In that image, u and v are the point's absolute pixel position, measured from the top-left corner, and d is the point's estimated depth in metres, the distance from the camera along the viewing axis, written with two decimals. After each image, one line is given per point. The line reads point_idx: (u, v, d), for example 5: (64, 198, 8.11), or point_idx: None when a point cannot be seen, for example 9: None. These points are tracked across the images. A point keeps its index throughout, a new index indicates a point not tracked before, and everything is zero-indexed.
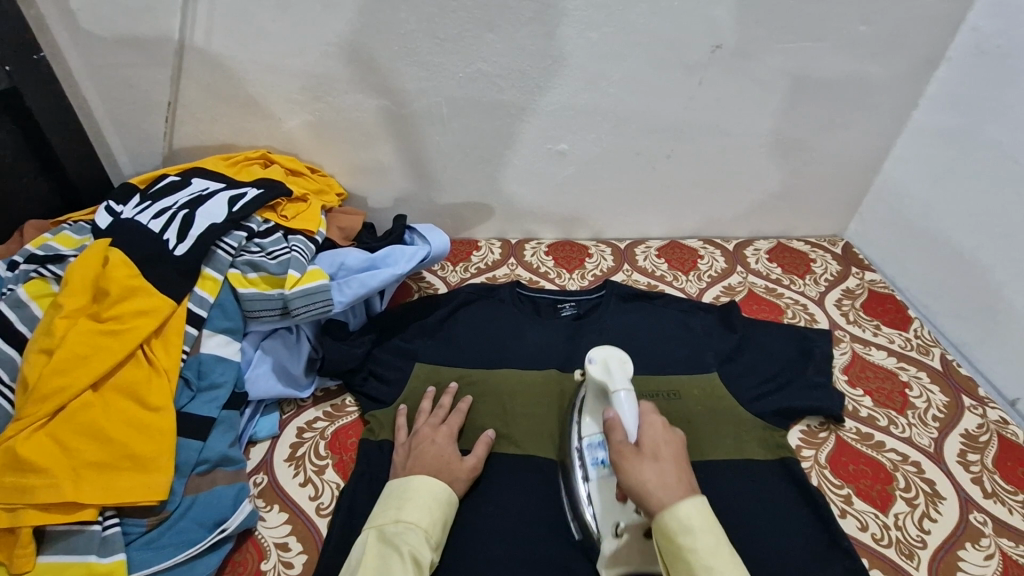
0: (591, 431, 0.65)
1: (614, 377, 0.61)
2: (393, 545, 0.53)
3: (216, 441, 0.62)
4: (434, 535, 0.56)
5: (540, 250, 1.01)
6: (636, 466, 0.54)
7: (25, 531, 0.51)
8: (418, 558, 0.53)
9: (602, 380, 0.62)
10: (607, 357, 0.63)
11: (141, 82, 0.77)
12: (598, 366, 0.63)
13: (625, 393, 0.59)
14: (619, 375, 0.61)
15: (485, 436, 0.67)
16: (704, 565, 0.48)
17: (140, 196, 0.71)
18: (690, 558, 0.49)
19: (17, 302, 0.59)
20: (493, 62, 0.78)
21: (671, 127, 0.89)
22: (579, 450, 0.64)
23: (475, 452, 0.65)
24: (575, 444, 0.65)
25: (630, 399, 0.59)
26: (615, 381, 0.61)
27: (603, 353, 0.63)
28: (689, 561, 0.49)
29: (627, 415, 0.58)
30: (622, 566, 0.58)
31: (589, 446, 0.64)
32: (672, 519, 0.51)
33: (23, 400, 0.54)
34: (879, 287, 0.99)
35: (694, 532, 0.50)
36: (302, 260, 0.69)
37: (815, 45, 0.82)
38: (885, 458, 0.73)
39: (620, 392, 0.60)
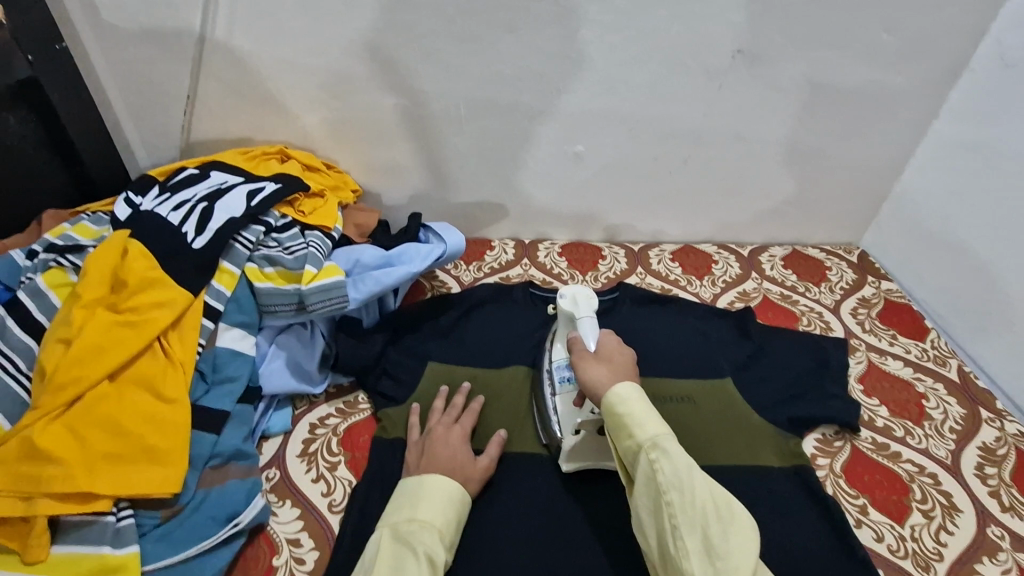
0: (560, 355, 0.70)
1: (580, 308, 0.67)
2: (407, 543, 0.53)
3: (230, 435, 0.62)
4: (447, 535, 0.55)
5: (554, 251, 1.01)
6: (591, 365, 0.61)
7: (39, 520, 0.50)
8: (433, 556, 0.52)
9: (570, 312, 0.68)
10: (576, 292, 0.69)
11: (160, 76, 0.77)
12: (567, 300, 0.69)
13: (588, 320, 0.66)
14: (585, 306, 0.68)
15: (498, 437, 0.66)
16: (638, 424, 0.55)
17: (159, 188, 0.71)
18: (626, 422, 0.55)
19: (36, 291, 0.60)
20: (512, 63, 0.78)
21: (690, 132, 0.88)
22: (549, 370, 0.70)
23: (488, 451, 0.65)
24: (545, 367, 0.71)
25: (592, 325, 0.66)
26: (581, 309, 0.67)
27: (573, 290, 0.69)
28: (626, 425, 0.55)
29: (590, 336, 0.65)
30: (580, 461, 0.65)
31: (557, 368, 0.70)
32: (613, 394, 0.57)
33: (38, 390, 0.54)
34: (895, 296, 0.98)
35: (629, 401, 0.56)
36: (318, 256, 0.69)
37: (836, 53, 0.81)
38: (901, 469, 0.72)
39: (584, 318, 0.67)
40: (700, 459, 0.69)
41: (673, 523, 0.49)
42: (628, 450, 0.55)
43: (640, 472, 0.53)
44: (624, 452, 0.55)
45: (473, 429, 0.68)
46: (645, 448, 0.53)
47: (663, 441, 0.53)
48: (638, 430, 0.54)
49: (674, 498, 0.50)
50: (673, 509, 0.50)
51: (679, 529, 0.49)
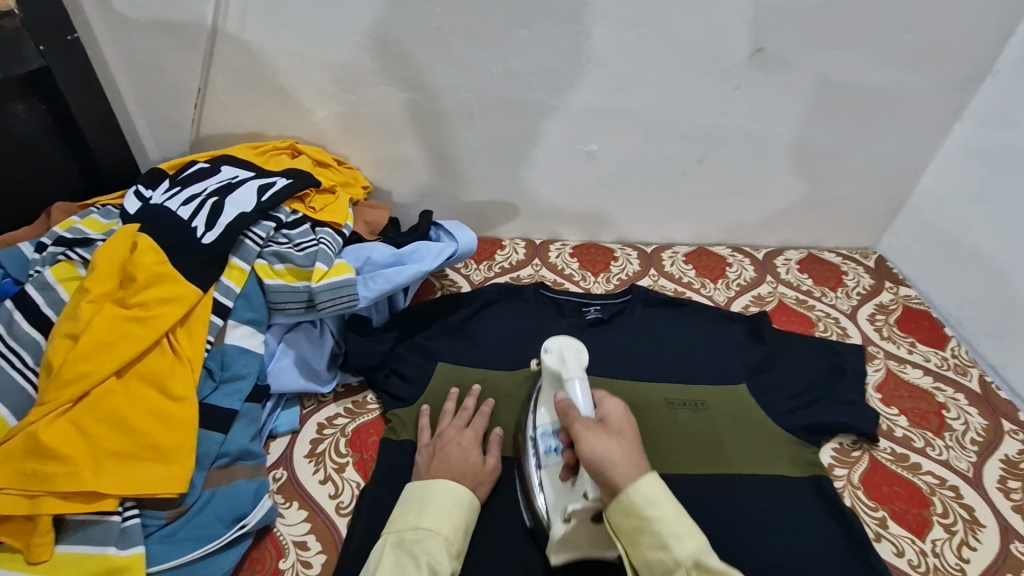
0: (545, 420, 0.63)
1: (568, 367, 0.61)
2: (411, 553, 0.52)
3: (238, 434, 0.61)
4: (455, 543, 0.54)
5: (565, 251, 0.99)
6: (600, 440, 0.53)
7: (44, 519, 0.50)
8: (436, 567, 0.50)
9: (557, 370, 0.62)
10: (563, 347, 0.64)
11: (171, 68, 0.76)
12: (553, 355, 0.63)
13: (579, 381, 0.60)
14: (574, 364, 0.62)
15: (492, 433, 0.65)
16: (673, 536, 0.49)
17: (169, 181, 0.70)
18: (657, 530, 0.49)
19: (44, 284, 0.59)
20: (525, 59, 0.77)
21: (706, 132, 0.86)
22: (532, 438, 0.63)
23: (493, 452, 0.64)
24: (529, 434, 0.63)
25: (585, 387, 0.60)
26: (569, 369, 0.61)
27: (560, 344, 0.64)
28: (658, 535, 0.49)
29: (582, 399, 0.59)
30: (569, 552, 0.56)
31: (542, 435, 0.62)
32: (637, 490, 0.50)
33: (45, 385, 0.53)
34: (914, 302, 0.96)
35: (659, 505, 0.50)
36: (329, 253, 0.68)
37: (857, 52, 0.79)
38: (921, 481, 0.70)
39: (573, 380, 0.60)
40: (715, 467, 0.68)
41: None
42: (659, 563, 0.49)
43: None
44: (652, 564, 0.49)
45: (484, 432, 0.67)
46: (684, 565, 0.48)
47: (703, 557, 0.48)
48: (674, 543, 0.48)
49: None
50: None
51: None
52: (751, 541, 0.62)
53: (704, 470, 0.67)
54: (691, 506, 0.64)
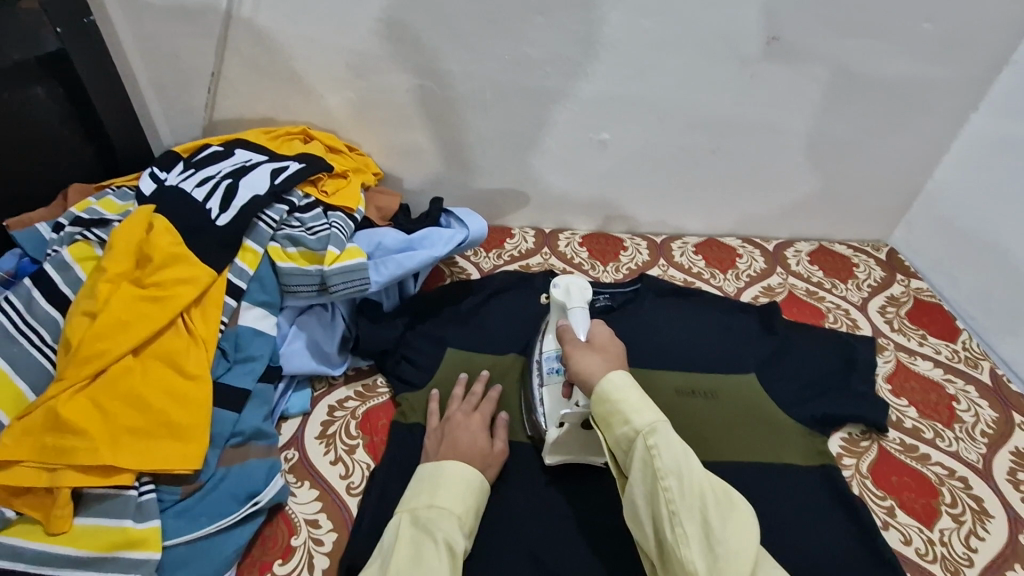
0: (551, 346, 0.68)
1: (573, 299, 0.65)
2: (426, 531, 0.52)
3: (251, 414, 0.61)
4: (467, 522, 0.55)
5: (575, 241, 0.99)
6: (583, 354, 0.58)
7: (63, 492, 0.51)
8: (452, 545, 0.51)
9: (562, 302, 0.66)
10: (569, 282, 0.67)
11: (186, 52, 0.77)
12: (560, 290, 0.67)
13: (580, 311, 0.64)
14: (578, 297, 0.66)
15: (498, 419, 0.66)
16: (635, 410, 0.52)
17: (183, 164, 0.71)
18: (620, 408, 0.52)
19: (62, 264, 0.60)
20: (538, 45, 0.76)
21: (719, 121, 0.86)
22: (538, 361, 0.68)
23: (500, 435, 0.64)
24: (535, 357, 0.69)
25: (584, 315, 0.64)
26: (573, 300, 0.65)
27: (566, 280, 0.68)
28: (620, 411, 0.52)
29: (578, 324, 0.63)
30: (563, 454, 0.63)
31: (547, 358, 0.67)
32: (607, 381, 0.54)
33: (64, 361, 0.54)
34: (926, 295, 0.95)
35: (622, 387, 0.53)
36: (341, 237, 0.68)
37: (875, 41, 0.79)
38: (930, 472, 0.70)
39: (576, 309, 0.64)
40: (723, 455, 0.68)
41: (671, 509, 0.47)
42: (624, 437, 0.52)
43: (636, 458, 0.50)
44: (619, 439, 0.52)
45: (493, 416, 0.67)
46: (643, 433, 0.50)
47: (661, 426, 0.51)
48: (634, 415, 0.51)
49: (672, 485, 0.48)
50: (669, 496, 0.47)
51: (678, 514, 0.47)
52: (759, 529, 0.62)
53: (712, 458, 0.68)
54: None
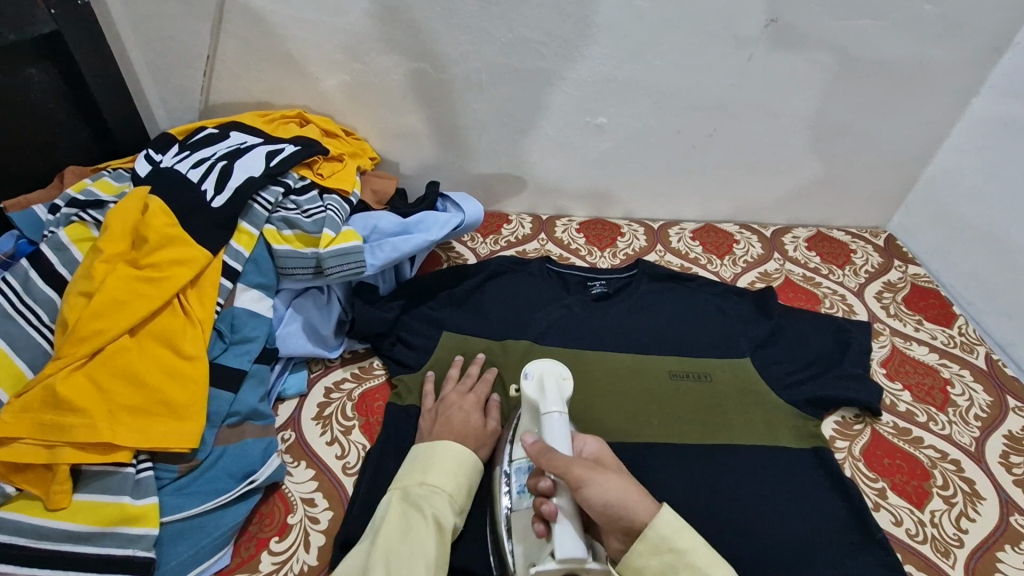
0: (521, 455, 0.59)
1: (550, 399, 0.56)
2: (417, 506, 0.53)
3: (247, 394, 0.62)
4: (458, 499, 0.55)
5: (572, 226, 0.99)
6: (604, 484, 0.49)
7: (62, 468, 0.51)
8: (440, 520, 0.52)
9: (538, 400, 0.57)
10: (544, 372, 0.59)
11: (180, 34, 0.77)
12: (533, 382, 0.59)
13: (559, 416, 0.55)
14: (554, 395, 0.57)
15: (491, 399, 0.67)
16: (709, 565, 0.48)
17: (178, 146, 0.71)
18: (694, 563, 0.47)
19: (58, 245, 0.60)
20: (535, 27, 0.76)
21: (716, 105, 0.86)
22: (507, 474, 0.59)
23: (493, 414, 0.65)
24: (503, 469, 0.59)
25: (563, 423, 0.55)
26: (549, 403, 0.56)
27: (541, 370, 0.60)
28: (696, 568, 0.47)
29: (563, 439, 0.53)
30: None
31: (518, 472, 0.58)
32: (663, 526, 0.48)
33: (61, 341, 0.54)
34: (923, 281, 0.95)
35: (691, 538, 0.48)
36: (337, 220, 0.68)
37: (874, 23, 0.78)
38: (922, 454, 0.71)
39: (552, 414, 0.55)
40: (716, 437, 0.68)
41: None
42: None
43: None
44: None
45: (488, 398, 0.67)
46: None
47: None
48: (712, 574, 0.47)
49: None
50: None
51: None
52: (750, 509, 0.63)
53: (704, 440, 0.68)
54: (692, 474, 0.65)
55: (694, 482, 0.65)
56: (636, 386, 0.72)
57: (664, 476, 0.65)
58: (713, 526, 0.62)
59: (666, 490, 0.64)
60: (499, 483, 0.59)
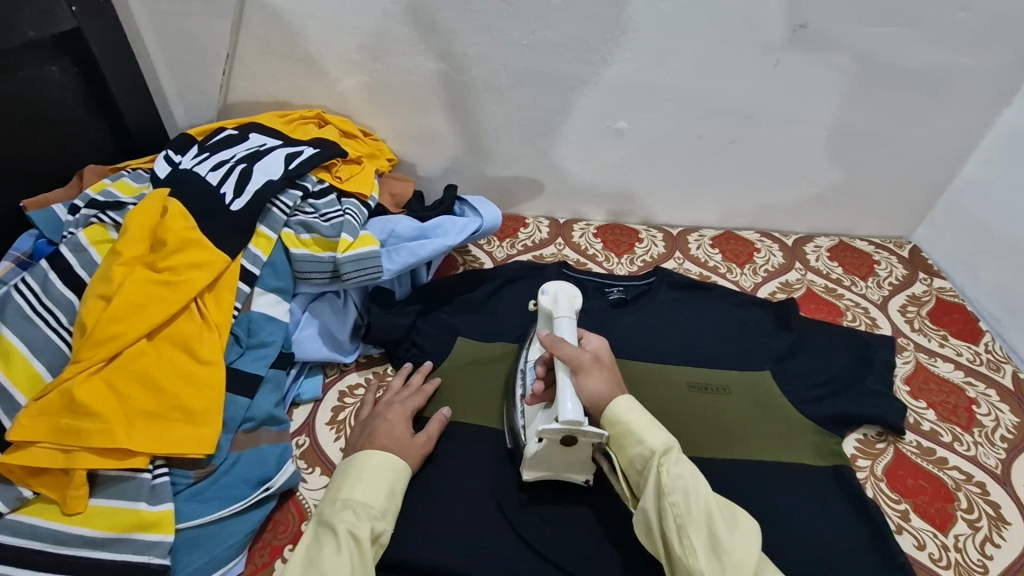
0: (536, 355, 0.66)
1: (560, 307, 0.63)
2: (327, 525, 0.52)
3: (263, 400, 0.62)
4: (376, 506, 0.54)
5: (589, 231, 0.98)
6: (590, 369, 0.58)
7: (78, 473, 0.51)
8: (353, 532, 0.51)
9: (550, 310, 0.64)
10: (559, 290, 0.64)
11: (200, 32, 0.76)
12: (548, 298, 0.64)
13: (567, 320, 0.62)
14: (566, 306, 0.63)
15: (442, 414, 0.66)
16: (647, 429, 0.56)
17: (198, 147, 0.70)
18: (634, 429, 0.57)
19: (77, 246, 0.60)
20: (558, 30, 0.75)
21: (740, 111, 0.84)
22: (521, 370, 0.66)
23: (427, 429, 0.64)
24: (520, 366, 0.67)
25: (571, 325, 0.62)
26: (559, 309, 0.63)
27: (556, 288, 0.65)
28: (635, 433, 0.56)
29: (570, 335, 0.61)
30: (541, 470, 0.59)
31: (531, 368, 0.65)
32: (619, 406, 0.58)
33: (78, 344, 0.54)
34: (948, 295, 0.93)
35: (635, 411, 0.57)
36: (355, 224, 0.68)
37: (905, 30, 0.76)
38: (946, 476, 0.69)
39: (562, 318, 0.63)
40: (734, 452, 0.67)
41: (679, 523, 0.51)
42: (638, 457, 0.56)
43: (650, 475, 0.54)
44: (632, 458, 0.56)
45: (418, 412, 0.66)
46: (655, 451, 0.55)
47: (673, 447, 0.55)
48: (646, 434, 0.56)
49: (678, 500, 0.52)
50: (677, 510, 0.51)
51: (685, 527, 0.51)
52: (770, 529, 0.62)
53: (722, 455, 0.67)
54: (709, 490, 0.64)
55: None
56: (653, 398, 0.71)
57: None
58: None
59: None
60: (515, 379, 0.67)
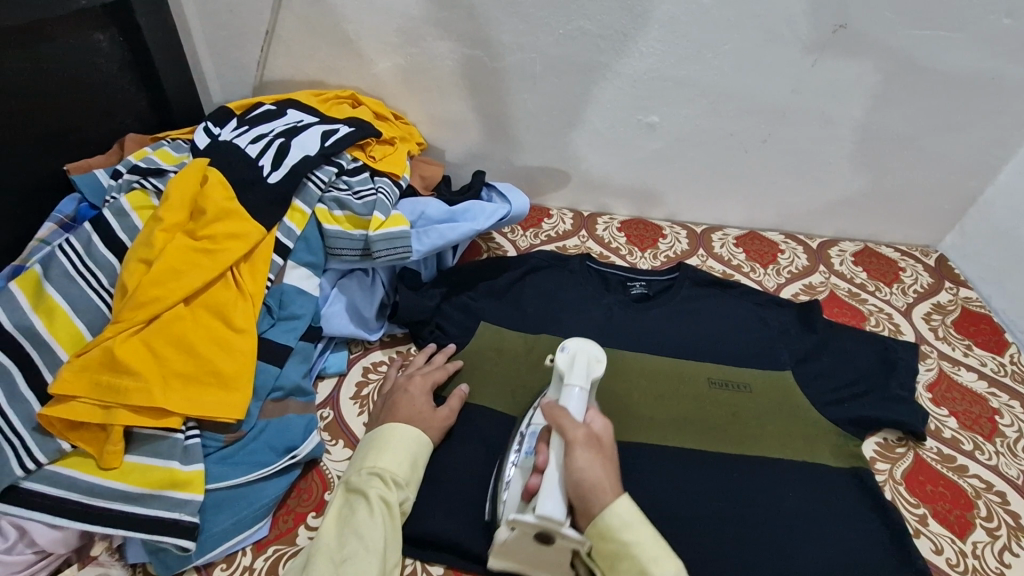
0: (539, 421, 0.61)
1: (574, 373, 0.60)
2: (359, 494, 0.54)
3: (292, 370, 0.63)
4: (402, 474, 0.56)
5: (613, 225, 0.98)
6: (584, 460, 0.52)
7: (116, 429, 0.53)
8: (384, 499, 0.53)
9: (563, 371, 0.61)
10: (580, 350, 0.62)
11: (241, 9, 0.77)
12: (565, 357, 0.61)
13: (578, 391, 0.58)
14: (581, 372, 0.60)
15: (459, 390, 0.66)
16: (653, 560, 0.51)
17: (237, 120, 0.72)
18: (637, 557, 0.51)
19: (120, 211, 0.62)
20: (595, 20, 0.75)
21: (773, 111, 0.83)
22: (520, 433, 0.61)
23: (449, 402, 0.65)
24: (521, 428, 0.62)
25: (581, 398, 0.58)
26: (573, 375, 0.59)
27: (578, 348, 0.62)
28: (637, 562, 0.51)
29: (575, 408, 0.57)
30: (512, 558, 0.55)
31: (530, 435, 0.60)
32: (609, 516, 0.52)
33: (120, 305, 0.56)
34: (974, 305, 0.92)
35: (635, 530, 0.52)
36: (387, 204, 0.69)
37: (947, 35, 0.75)
38: (966, 484, 0.69)
39: (572, 387, 0.59)
40: (752, 449, 0.67)
41: None
42: None
43: None
44: None
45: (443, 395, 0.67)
46: None
47: None
48: (653, 568, 0.51)
49: None
50: None
51: None
52: (787, 525, 0.62)
53: (741, 451, 0.67)
54: (727, 484, 0.64)
55: (730, 494, 0.64)
56: (673, 391, 0.71)
57: (700, 485, 0.64)
58: (747, 539, 0.61)
59: (701, 500, 0.63)
60: (514, 438, 0.62)
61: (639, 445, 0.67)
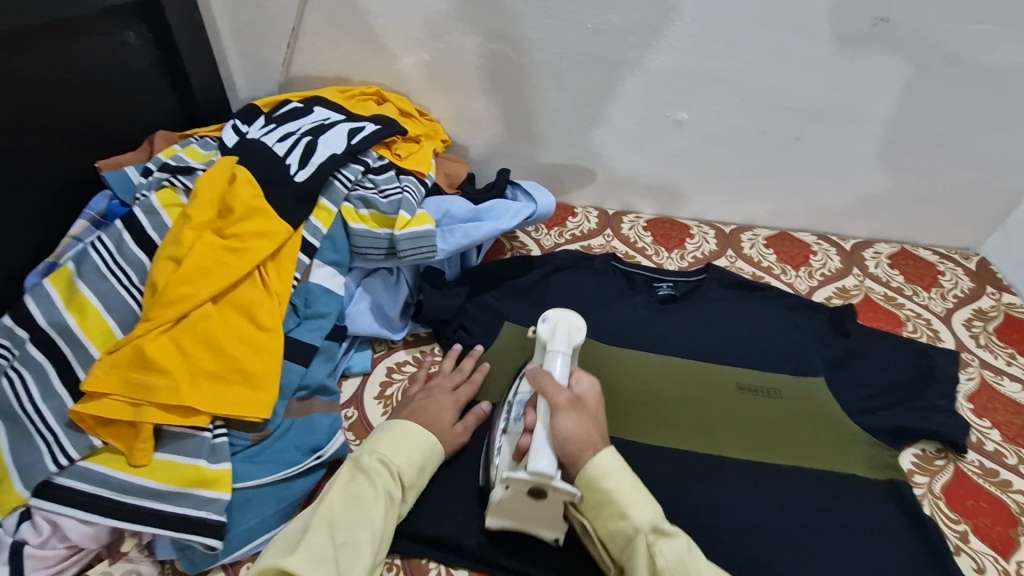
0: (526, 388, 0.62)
1: (557, 340, 0.61)
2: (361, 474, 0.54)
3: (317, 369, 0.63)
4: (407, 476, 0.55)
5: (639, 224, 0.96)
6: (568, 417, 0.54)
7: (146, 426, 0.53)
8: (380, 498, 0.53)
9: (546, 340, 0.62)
10: (560, 319, 0.63)
11: (268, 5, 0.77)
12: (547, 326, 0.63)
13: (561, 356, 0.60)
14: (563, 339, 0.62)
15: (480, 406, 0.65)
16: (631, 504, 0.52)
17: (264, 118, 0.72)
18: (618, 502, 0.52)
19: (150, 209, 0.62)
20: (623, 15, 0.73)
21: (808, 109, 0.81)
22: (509, 403, 0.63)
23: (465, 419, 0.63)
24: (509, 398, 0.63)
25: (563, 362, 0.60)
26: (556, 342, 0.61)
27: (557, 317, 0.63)
28: (618, 506, 0.52)
29: (559, 371, 0.59)
30: (503, 520, 0.56)
31: (518, 403, 0.61)
32: (594, 469, 0.53)
33: (150, 302, 0.56)
34: (1018, 311, 0.88)
35: (618, 479, 0.53)
36: (412, 202, 0.68)
37: (995, 29, 0.71)
38: (1009, 500, 0.66)
39: (555, 352, 0.60)
40: (782, 458, 0.65)
41: None
42: (620, 533, 0.51)
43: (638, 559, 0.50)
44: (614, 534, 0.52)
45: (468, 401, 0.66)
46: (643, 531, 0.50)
47: (660, 522, 0.51)
48: (631, 513, 0.51)
49: None
50: None
51: None
52: (819, 538, 0.60)
53: (770, 459, 0.65)
54: (757, 494, 0.63)
55: (760, 504, 0.62)
56: (700, 396, 0.70)
57: (729, 495, 0.62)
58: (778, 552, 0.59)
59: (730, 509, 0.62)
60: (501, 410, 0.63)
61: (667, 450, 0.65)
